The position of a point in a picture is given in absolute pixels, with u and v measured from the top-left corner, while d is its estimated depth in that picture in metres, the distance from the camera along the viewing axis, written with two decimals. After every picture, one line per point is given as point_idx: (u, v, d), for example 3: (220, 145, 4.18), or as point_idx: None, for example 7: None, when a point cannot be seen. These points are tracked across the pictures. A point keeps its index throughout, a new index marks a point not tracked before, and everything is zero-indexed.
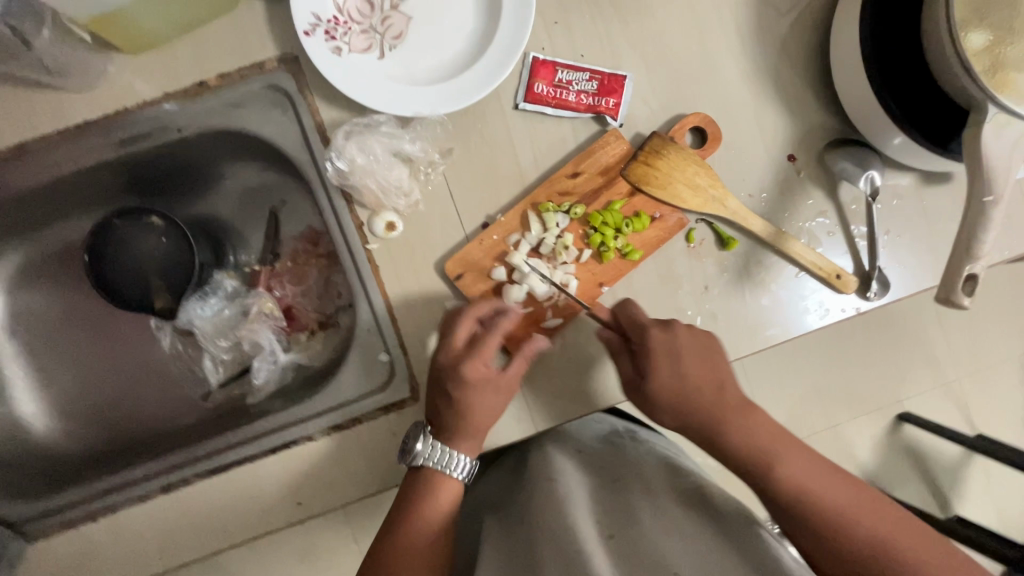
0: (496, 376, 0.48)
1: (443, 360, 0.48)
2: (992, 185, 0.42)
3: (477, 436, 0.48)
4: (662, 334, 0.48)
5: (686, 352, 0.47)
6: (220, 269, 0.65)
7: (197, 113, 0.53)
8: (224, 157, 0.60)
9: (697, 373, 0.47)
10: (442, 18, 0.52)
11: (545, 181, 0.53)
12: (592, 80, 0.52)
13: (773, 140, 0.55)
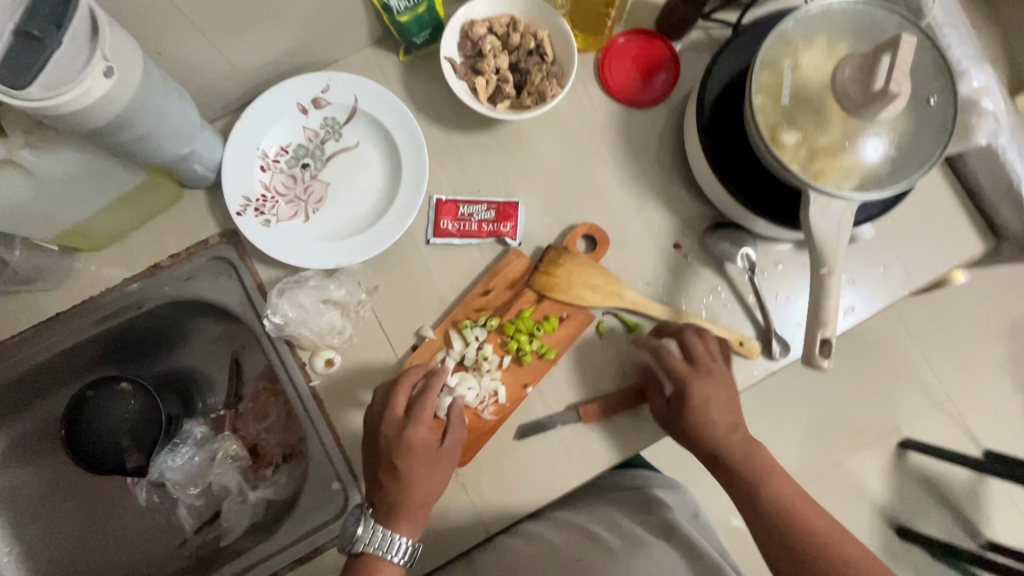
0: (437, 448, 0.53)
1: (415, 434, 0.52)
2: (825, 258, 0.48)
3: (416, 516, 0.52)
4: (695, 371, 0.56)
5: (704, 382, 0.56)
6: (190, 418, 0.70)
7: (156, 290, 0.61)
8: (186, 318, 0.67)
9: (715, 406, 0.55)
10: (355, 180, 0.61)
11: (461, 301, 0.59)
12: (490, 210, 0.61)
13: (658, 233, 0.62)
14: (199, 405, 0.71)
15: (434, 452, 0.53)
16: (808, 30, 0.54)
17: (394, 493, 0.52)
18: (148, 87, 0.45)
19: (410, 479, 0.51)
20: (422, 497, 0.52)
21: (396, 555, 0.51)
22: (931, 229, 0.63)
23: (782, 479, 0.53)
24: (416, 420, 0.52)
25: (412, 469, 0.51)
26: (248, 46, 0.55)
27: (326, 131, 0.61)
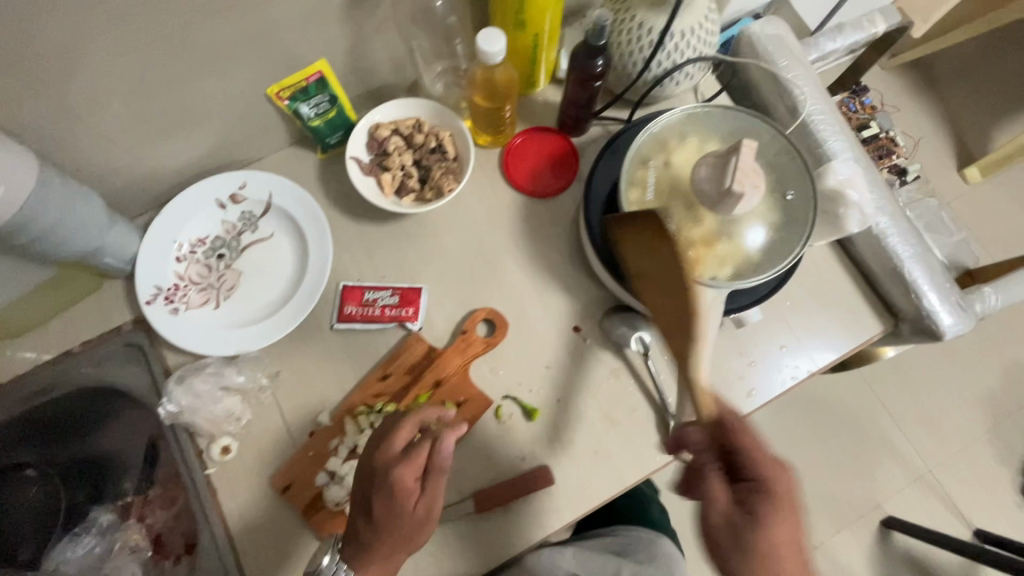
0: (421, 494, 0.51)
1: (403, 471, 0.50)
2: (692, 345, 0.49)
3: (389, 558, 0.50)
4: (788, 488, 0.44)
5: (781, 501, 0.44)
6: (96, 505, 0.63)
7: (72, 373, 0.63)
8: (108, 397, 0.64)
9: (794, 550, 0.43)
10: (267, 269, 0.64)
11: (359, 386, 0.60)
12: (394, 295, 0.63)
13: (558, 315, 0.63)
14: (110, 489, 0.64)
15: (425, 493, 0.51)
16: (680, 132, 0.59)
17: (365, 530, 0.51)
18: (47, 188, 0.49)
19: (387, 520, 0.50)
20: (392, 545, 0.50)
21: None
22: (828, 309, 0.64)
23: None
24: (411, 457, 0.50)
25: (383, 517, 0.50)
26: (166, 149, 0.60)
27: (243, 224, 0.65)
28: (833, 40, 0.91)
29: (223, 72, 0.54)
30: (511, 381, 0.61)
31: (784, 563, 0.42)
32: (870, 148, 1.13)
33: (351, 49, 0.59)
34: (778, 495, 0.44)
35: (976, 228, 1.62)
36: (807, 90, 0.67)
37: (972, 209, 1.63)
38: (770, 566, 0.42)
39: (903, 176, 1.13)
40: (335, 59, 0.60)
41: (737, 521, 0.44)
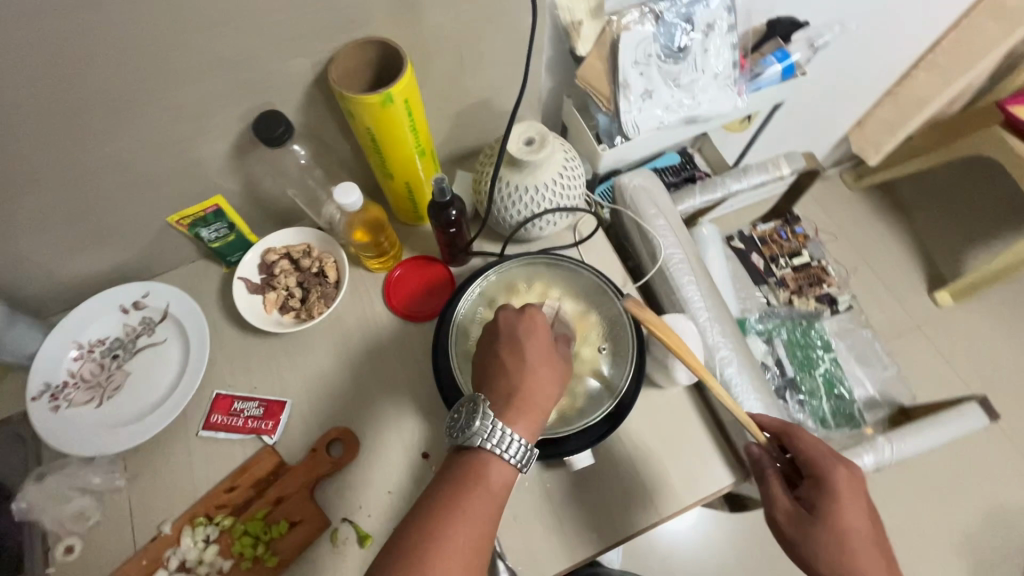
0: (532, 380, 0.52)
1: (537, 318, 0.55)
2: None
3: (531, 414, 0.51)
4: (848, 481, 0.52)
5: (846, 495, 0.52)
6: None
7: None
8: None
9: (870, 531, 0.51)
10: (153, 371, 0.69)
11: (206, 495, 0.63)
12: (259, 406, 0.67)
13: (409, 439, 0.65)
14: None
15: (529, 366, 0.53)
16: (525, 279, 0.67)
17: (518, 385, 0.52)
18: None
19: (531, 359, 0.53)
20: (541, 351, 0.54)
21: (510, 454, 0.49)
22: (675, 455, 0.65)
23: None
24: (531, 314, 0.56)
25: (528, 343, 0.54)
26: (77, 261, 0.68)
27: (142, 328, 0.71)
28: (739, 180, 0.98)
29: (124, 202, 0.64)
30: (352, 503, 0.63)
31: (864, 546, 0.50)
32: (800, 275, 1.15)
33: (244, 186, 0.69)
34: (829, 497, 0.52)
35: (949, 352, 1.57)
36: (667, 238, 0.72)
37: (950, 334, 1.59)
38: (844, 552, 0.50)
39: (834, 304, 1.13)
40: (231, 193, 0.69)
41: (804, 523, 0.52)
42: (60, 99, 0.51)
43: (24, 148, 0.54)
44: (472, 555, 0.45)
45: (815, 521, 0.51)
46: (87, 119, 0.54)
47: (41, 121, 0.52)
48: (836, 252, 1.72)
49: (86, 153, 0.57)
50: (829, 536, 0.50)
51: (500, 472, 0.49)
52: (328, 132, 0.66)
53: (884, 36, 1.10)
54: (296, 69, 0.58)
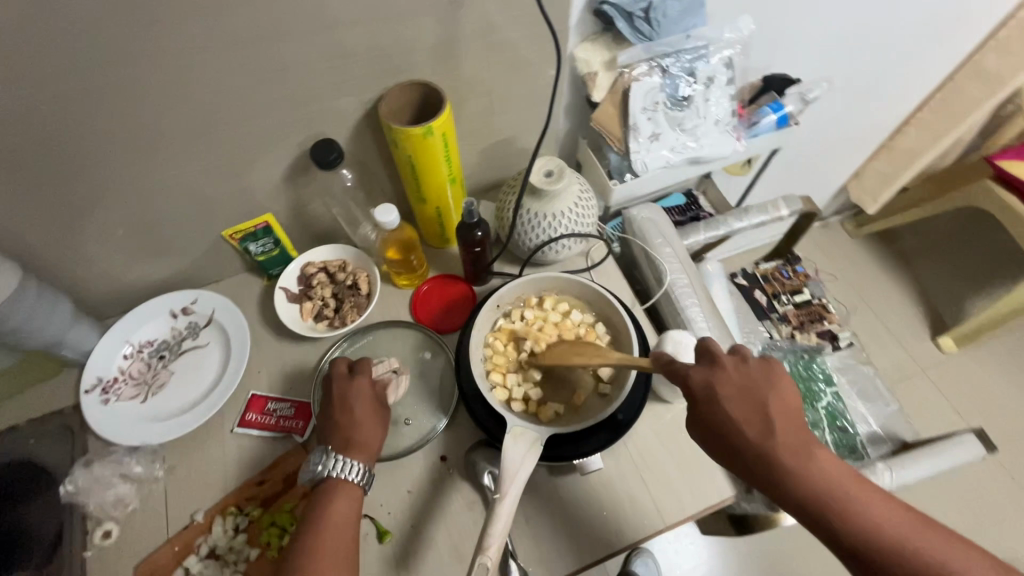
0: (355, 428, 0.61)
1: (362, 371, 0.66)
2: (502, 482, 0.56)
3: (363, 450, 0.61)
4: (734, 377, 0.52)
5: (737, 398, 0.51)
6: None
7: (21, 438, 0.72)
8: (31, 480, 0.69)
9: (780, 416, 0.50)
10: (194, 371, 0.75)
11: (237, 488, 0.67)
12: (291, 407, 0.72)
13: (429, 444, 0.69)
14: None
15: (354, 414, 0.63)
16: (537, 292, 0.73)
17: (347, 429, 0.62)
18: (20, 297, 0.62)
19: (355, 411, 0.63)
20: (370, 399, 0.64)
21: (352, 477, 0.58)
22: (680, 465, 0.68)
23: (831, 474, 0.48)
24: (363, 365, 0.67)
25: (359, 409, 0.63)
26: (137, 268, 0.76)
27: (187, 332, 0.78)
28: (741, 219, 1.05)
29: (186, 217, 0.72)
30: (372, 501, 0.66)
31: (779, 432, 0.49)
32: (801, 312, 1.20)
33: (291, 207, 0.77)
34: (727, 404, 0.51)
35: (955, 398, 1.58)
36: (674, 264, 0.78)
37: (953, 382, 1.61)
38: (773, 457, 0.48)
39: (835, 340, 1.18)
40: (279, 213, 0.77)
41: (733, 453, 0.50)
42: (149, 126, 0.60)
43: (112, 166, 0.62)
44: (346, 549, 0.54)
45: (733, 442, 0.50)
46: (167, 143, 0.62)
47: (130, 145, 0.61)
48: (839, 295, 1.77)
49: (162, 172, 0.65)
50: (754, 449, 0.49)
51: (343, 497, 0.57)
52: (370, 161, 0.75)
53: (873, 94, 1.20)
54: (347, 107, 0.67)
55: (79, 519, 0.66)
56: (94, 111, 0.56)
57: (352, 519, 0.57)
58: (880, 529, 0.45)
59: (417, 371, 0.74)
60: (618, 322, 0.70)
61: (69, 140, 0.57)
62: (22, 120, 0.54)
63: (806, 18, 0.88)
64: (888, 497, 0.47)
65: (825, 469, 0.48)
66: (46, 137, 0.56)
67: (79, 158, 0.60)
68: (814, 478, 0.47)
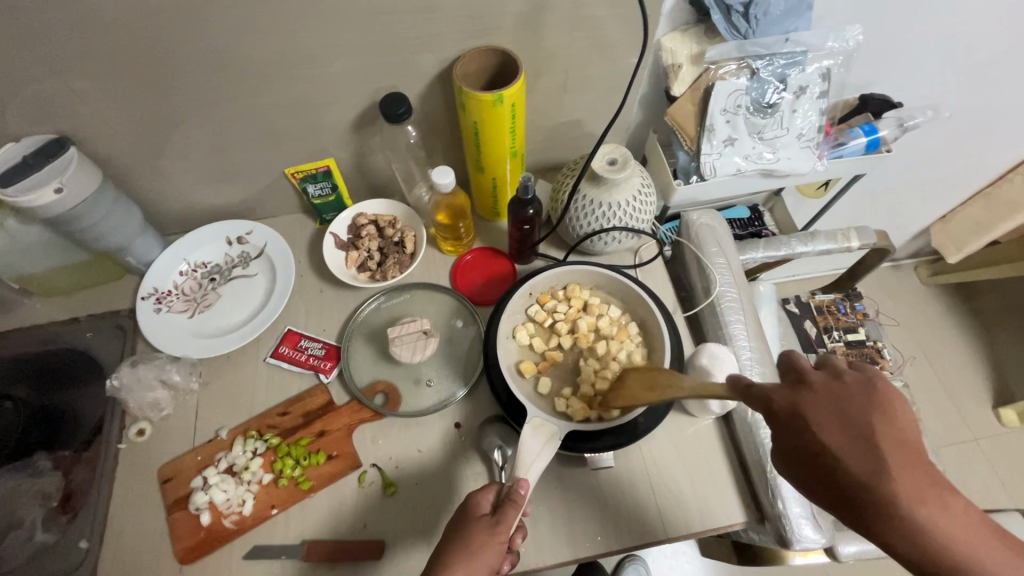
0: (476, 533, 0.52)
1: (488, 533, 0.52)
2: (518, 469, 0.56)
3: (468, 551, 0.51)
4: (830, 398, 0.38)
5: (832, 423, 0.37)
6: (44, 452, 0.74)
7: (83, 330, 0.79)
8: (92, 369, 0.77)
9: (904, 452, 0.35)
10: (239, 297, 0.79)
11: (261, 415, 0.70)
12: (322, 348, 0.74)
13: (446, 409, 0.70)
14: (59, 440, 0.74)
15: (480, 535, 0.52)
16: (574, 282, 0.72)
17: (463, 540, 0.52)
18: (97, 199, 0.67)
19: (476, 537, 0.52)
20: (483, 564, 0.50)
21: None
22: (693, 481, 0.66)
23: (962, 523, 0.35)
24: (500, 520, 0.52)
25: (478, 533, 0.52)
26: (204, 192, 0.79)
27: (239, 260, 0.81)
28: (806, 243, 1.00)
29: (254, 149, 0.75)
30: (382, 452, 0.68)
31: (899, 470, 0.35)
32: (852, 351, 1.13)
33: (353, 156, 0.78)
34: (826, 435, 0.36)
35: (1006, 474, 1.46)
36: (725, 278, 0.75)
37: (1007, 456, 1.49)
38: (902, 511, 0.34)
39: None
40: (341, 160, 0.79)
41: (834, 500, 0.36)
42: (235, 56, 0.62)
43: (195, 90, 0.65)
44: None
45: (831, 484, 0.36)
46: (249, 76, 0.64)
47: (214, 72, 0.63)
48: (897, 341, 1.66)
49: (239, 101, 0.68)
50: (862, 488, 0.35)
51: None
52: (436, 122, 0.75)
53: (982, 133, 1.10)
54: (422, 64, 0.66)
55: (120, 410, 0.71)
56: (186, 32, 0.58)
57: None
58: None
59: (445, 337, 0.75)
60: (655, 326, 0.68)
61: (161, 59, 0.60)
62: (122, 32, 0.57)
63: (921, 39, 0.81)
64: (1019, 547, 0.35)
65: (958, 523, 0.35)
66: (140, 51, 0.59)
67: (166, 77, 0.62)
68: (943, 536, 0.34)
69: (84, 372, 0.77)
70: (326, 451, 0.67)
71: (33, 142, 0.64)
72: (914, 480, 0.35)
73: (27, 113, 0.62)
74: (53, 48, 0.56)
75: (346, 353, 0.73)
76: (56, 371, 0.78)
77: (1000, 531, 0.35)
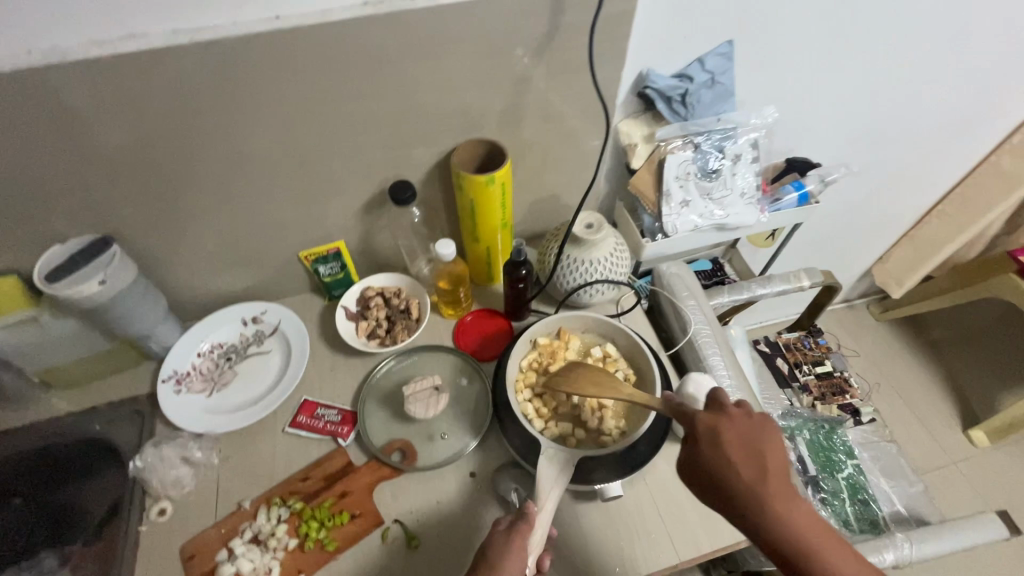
0: (495, 552, 0.56)
1: (504, 549, 0.56)
2: (537, 496, 0.61)
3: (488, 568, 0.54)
4: (735, 426, 0.56)
5: (735, 439, 0.55)
6: (48, 549, 0.74)
7: (100, 419, 0.81)
8: (103, 460, 0.79)
9: (776, 470, 0.54)
10: (255, 373, 0.83)
11: (282, 482, 0.73)
12: (338, 413, 0.79)
13: (462, 460, 0.74)
14: (63, 536, 0.74)
15: (500, 553, 0.55)
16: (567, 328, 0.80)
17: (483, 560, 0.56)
18: (132, 288, 0.73)
19: (496, 555, 0.55)
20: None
21: None
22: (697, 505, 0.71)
23: (812, 521, 0.52)
24: (517, 537, 0.56)
25: (496, 550, 0.56)
26: (223, 278, 0.87)
27: (254, 339, 0.87)
28: (764, 285, 1.12)
29: (273, 237, 0.84)
30: (404, 508, 0.70)
31: (771, 484, 0.53)
32: (823, 383, 1.23)
33: (360, 237, 0.88)
34: (725, 448, 0.54)
35: (988, 493, 1.53)
36: (698, 317, 0.84)
37: (985, 475, 1.56)
38: (768, 505, 0.52)
39: (857, 414, 1.19)
40: (349, 241, 0.88)
41: (725, 491, 0.54)
42: (265, 157, 0.72)
43: (226, 188, 0.75)
44: None
45: (723, 482, 0.54)
46: (275, 174, 0.75)
47: (244, 171, 0.73)
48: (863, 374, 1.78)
49: (264, 196, 0.77)
50: (744, 488, 0.53)
51: None
52: (434, 203, 0.86)
53: (895, 184, 1.30)
54: (423, 155, 0.79)
55: (133, 495, 0.72)
56: (225, 141, 0.69)
57: None
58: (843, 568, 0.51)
59: (454, 392, 0.81)
60: (644, 364, 0.76)
61: (202, 163, 0.70)
62: (170, 143, 0.67)
63: (824, 115, 0.99)
64: (846, 547, 0.53)
65: (810, 523, 0.52)
66: (184, 157, 0.69)
67: (203, 178, 0.72)
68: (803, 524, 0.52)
69: (98, 462, 0.79)
70: (349, 511, 0.70)
71: (78, 242, 0.71)
72: (780, 493, 0.53)
73: (74, 217, 0.70)
74: (109, 161, 0.66)
75: (361, 415, 0.78)
76: (64, 465, 0.80)
77: (837, 537, 0.53)
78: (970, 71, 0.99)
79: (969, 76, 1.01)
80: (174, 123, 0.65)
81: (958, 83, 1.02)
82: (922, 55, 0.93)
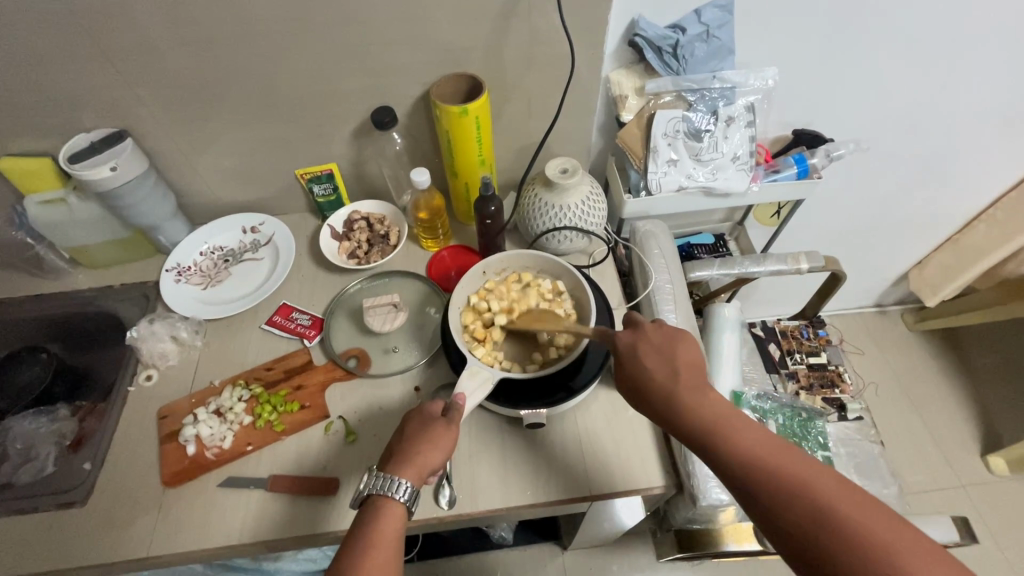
0: (431, 426, 0.63)
1: (435, 426, 0.63)
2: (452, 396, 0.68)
3: (426, 440, 0.62)
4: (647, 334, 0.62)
5: (652, 345, 0.61)
6: (64, 402, 0.84)
7: (112, 296, 0.92)
8: (115, 334, 0.89)
9: (684, 365, 0.59)
10: (246, 276, 0.92)
11: (250, 369, 0.82)
12: (309, 319, 0.86)
13: (409, 374, 0.80)
14: (82, 393, 0.85)
15: (435, 428, 0.63)
16: (522, 266, 0.83)
17: (418, 434, 0.63)
18: (141, 181, 0.82)
19: (429, 430, 0.63)
20: (441, 446, 0.62)
21: (401, 496, 0.58)
22: (621, 448, 0.74)
23: (719, 405, 0.57)
24: (450, 416, 0.64)
25: (433, 427, 0.63)
26: (227, 188, 0.95)
27: (249, 246, 0.95)
28: (759, 263, 1.08)
29: (271, 153, 0.90)
30: (349, 407, 0.77)
31: (679, 378, 0.58)
32: (814, 373, 1.19)
33: (353, 162, 0.93)
34: (638, 352, 0.61)
35: (993, 523, 1.43)
36: (662, 275, 0.85)
37: (993, 506, 1.46)
38: (674, 396, 0.58)
39: (842, 410, 1.15)
40: (342, 165, 0.94)
41: (644, 396, 0.60)
42: (261, 73, 0.78)
43: (226, 100, 0.81)
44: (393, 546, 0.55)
45: (643, 387, 0.60)
46: (270, 90, 0.81)
47: (242, 86, 0.80)
48: (881, 385, 1.69)
49: (261, 111, 0.84)
50: (657, 386, 0.59)
51: (410, 471, 0.60)
52: (422, 135, 0.90)
53: (930, 176, 1.20)
54: (410, 86, 0.82)
55: (133, 364, 0.83)
56: (224, 53, 0.75)
57: (400, 527, 0.58)
58: (753, 453, 0.53)
59: (414, 314, 0.86)
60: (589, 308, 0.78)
61: (204, 72, 0.77)
62: (176, 50, 0.74)
63: (841, 85, 0.94)
64: (764, 432, 0.55)
65: (716, 409, 0.57)
66: (188, 64, 0.76)
67: (206, 88, 0.79)
68: (715, 412, 0.57)
69: (113, 333, 0.90)
70: (300, 402, 0.77)
71: (101, 132, 0.81)
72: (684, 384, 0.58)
73: (98, 111, 0.79)
74: (127, 61, 0.74)
75: (329, 323, 0.85)
76: (88, 332, 0.92)
77: (753, 423, 0.56)
78: (1013, 47, 0.91)
79: (1011, 53, 0.92)
80: (179, 30, 0.72)
81: (1000, 60, 0.93)
82: (954, 24, 0.86)
